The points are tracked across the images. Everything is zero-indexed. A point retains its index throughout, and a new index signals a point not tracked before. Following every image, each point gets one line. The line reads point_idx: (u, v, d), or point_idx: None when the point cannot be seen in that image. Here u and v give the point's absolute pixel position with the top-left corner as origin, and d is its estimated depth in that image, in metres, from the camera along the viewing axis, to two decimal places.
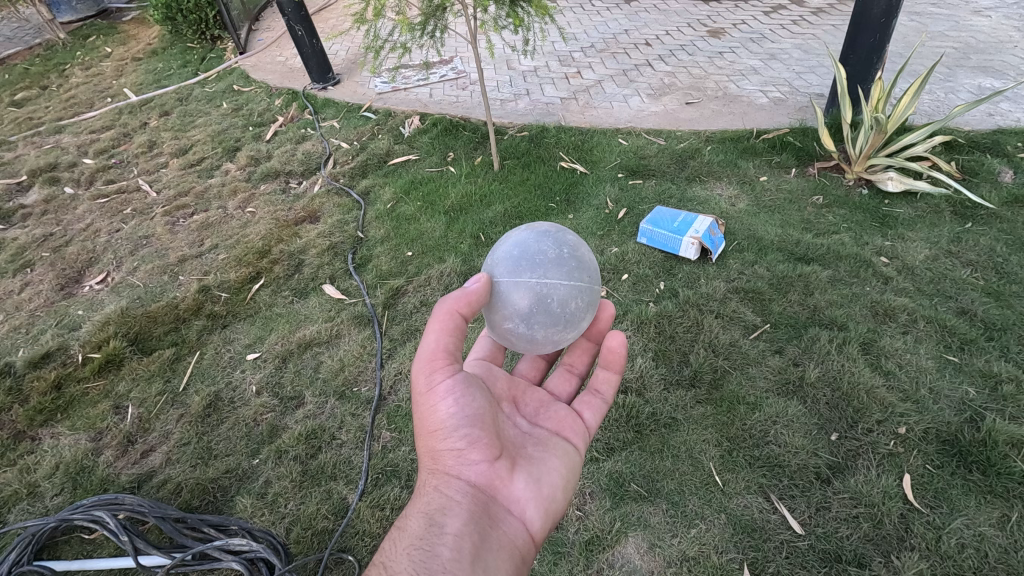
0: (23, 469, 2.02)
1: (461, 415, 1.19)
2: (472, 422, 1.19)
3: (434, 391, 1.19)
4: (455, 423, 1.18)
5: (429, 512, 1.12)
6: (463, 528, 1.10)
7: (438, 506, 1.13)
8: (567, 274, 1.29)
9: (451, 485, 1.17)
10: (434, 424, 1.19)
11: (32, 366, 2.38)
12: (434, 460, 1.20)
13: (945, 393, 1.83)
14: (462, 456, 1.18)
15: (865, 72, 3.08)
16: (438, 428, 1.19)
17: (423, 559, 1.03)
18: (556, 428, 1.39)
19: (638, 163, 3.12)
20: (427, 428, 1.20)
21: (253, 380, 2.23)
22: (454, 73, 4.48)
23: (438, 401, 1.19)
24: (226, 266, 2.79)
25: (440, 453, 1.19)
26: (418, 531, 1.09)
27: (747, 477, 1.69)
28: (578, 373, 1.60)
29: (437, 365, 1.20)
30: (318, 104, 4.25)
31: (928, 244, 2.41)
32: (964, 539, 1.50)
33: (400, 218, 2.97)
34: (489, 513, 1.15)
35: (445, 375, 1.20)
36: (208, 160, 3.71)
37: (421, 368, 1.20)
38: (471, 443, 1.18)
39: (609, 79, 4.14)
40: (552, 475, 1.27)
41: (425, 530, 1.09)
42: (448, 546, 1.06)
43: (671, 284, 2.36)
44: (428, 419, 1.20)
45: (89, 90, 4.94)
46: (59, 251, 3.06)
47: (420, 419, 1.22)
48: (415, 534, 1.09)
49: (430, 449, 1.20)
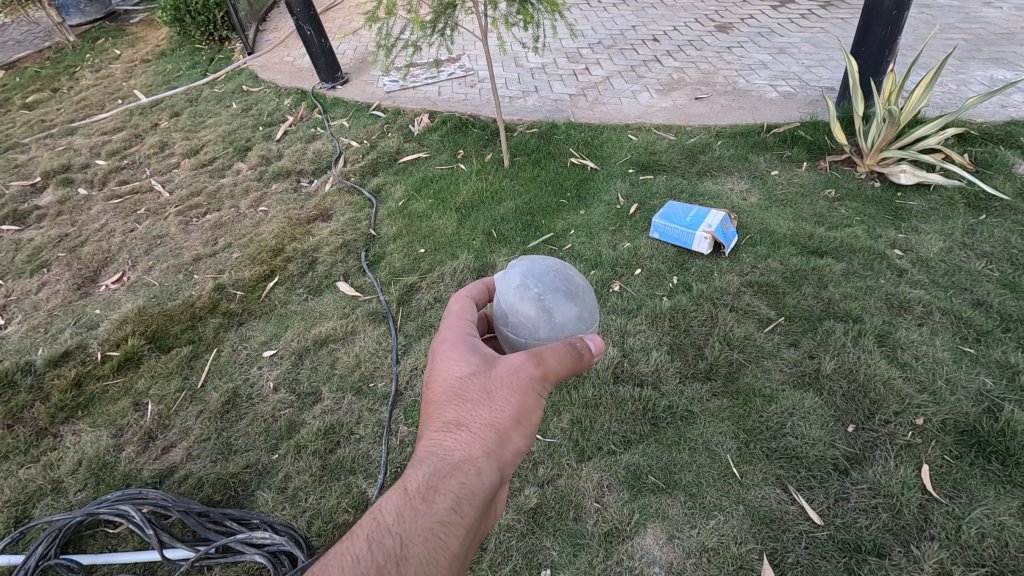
0: (46, 465, 2.04)
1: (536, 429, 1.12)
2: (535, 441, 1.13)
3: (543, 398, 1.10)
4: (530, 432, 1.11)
5: (461, 495, 0.98)
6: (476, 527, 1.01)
7: (472, 494, 1.00)
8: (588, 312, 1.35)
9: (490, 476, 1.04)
10: (522, 417, 1.08)
11: (52, 364, 2.42)
12: (495, 444, 1.06)
13: (962, 384, 1.83)
14: (513, 459, 1.09)
15: (877, 65, 3.07)
16: (521, 424, 1.08)
17: (440, 550, 0.92)
18: None
19: (649, 159, 3.12)
20: (511, 414, 1.07)
21: (270, 376, 2.26)
22: (463, 72, 4.50)
23: (539, 406, 1.10)
24: (240, 265, 2.81)
25: (505, 443, 1.07)
26: (444, 509, 0.96)
27: (764, 469, 1.69)
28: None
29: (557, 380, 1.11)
30: (328, 104, 4.27)
31: (942, 236, 2.41)
32: (984, 529, 1.50)
33: (412, 216, 2.98)
34: (490, 517, 1.06)
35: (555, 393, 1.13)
36: (219, 161, 3.74)
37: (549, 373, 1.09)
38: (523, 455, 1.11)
39: (617, 75, 4.14)
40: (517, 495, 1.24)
41: (449, 516, 0.96)
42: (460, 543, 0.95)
43: (684, 278, 2.37)
44: (517, 407, 1.08)
45: (99, 92, 4.98)
46: (74, 251, 3.09)
47: (511, 399, 1.08)
48: (440, 515, 0.95)
49: (500, 433, 1.06)
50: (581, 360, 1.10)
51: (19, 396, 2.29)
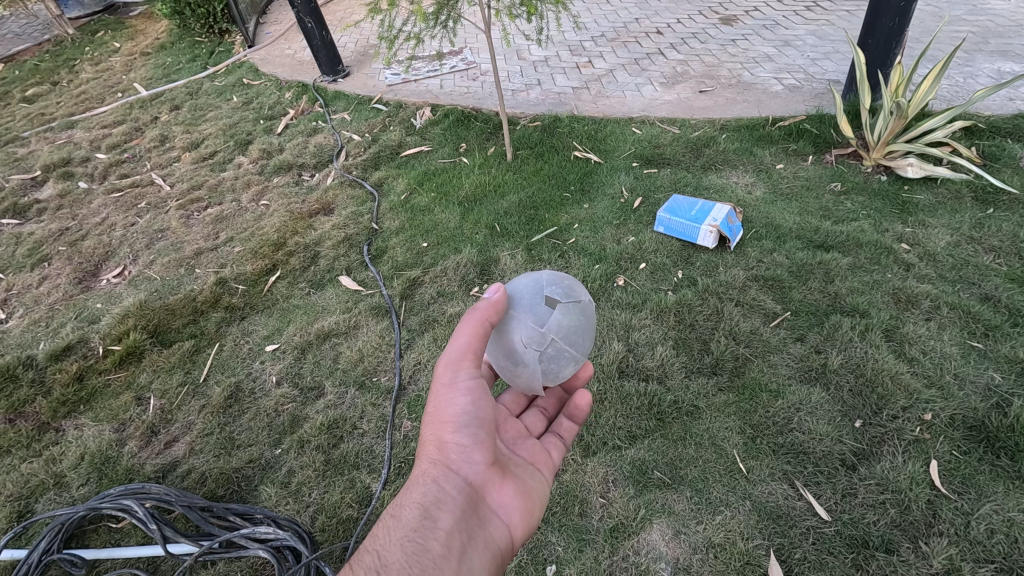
0: (49, 460, 2.04)
1: (471, 414, 1.26)
2: (481, 424, 1.26)
3: (456, 387, 1.27)
4: (466, 420, 1.25)
5: (424, 503, 1.15)
6: (454, 524, 1.15)
7: (434, 498, 1.16)
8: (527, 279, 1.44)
9: (447, 478, 1.20)
10: (446, 415, 1.24)
11: (53, 359, 2.40)
12: (437, 450, 1.23)
13: (970, 378, 1.82)
14: (465, 453, 1.23)
15: (884, 57, 3.04)
16: (450, 420, 1.24)
17: (415, 551, 1.07)
18: (531, 459, 1.44)
19: (653, 153, 3.10)
20: (443, 419, 1.25)
21: (272, 371, 2.25)
22: (465, 64, 4.47)
23: (458, 396, 1.26)
24: (242, 259, 2.80)
25: (444, 445, 1.23)
26: (412, 519, 1.13)
27: (771, 464, 1.68)
28: (549, 417, 1.64)
29: (463, 363, 1.27)
30: (329, 97, 4.24)
31: (950, 230, 2.39)
32: (993, 525, 1.49)
33: (415, 210, 2.97)
34: (477, 514, 1.19)
35: (467, 373, 1.27)
36: (220, 154, 3.72)
37: (448, 363, 1.28)
38: (475, 444, 1.24)
39: (621, 68, 4.11)
40: (534, 494, 1.33)
41: (419, 522, 1.12)
42: (440, 541, 1.11)
43: (689, 272, 2.35)
44: (443, 411, 1.25)
45: (99, 86, 4.95)
46: (75, 245, 3.08)
47: (435, 409, 1.26)
48: (410, 524, 1.12)
49: (436, 438, 1.23)
50: (478, 311, 1.29)
51: (21, 390, 2.28)
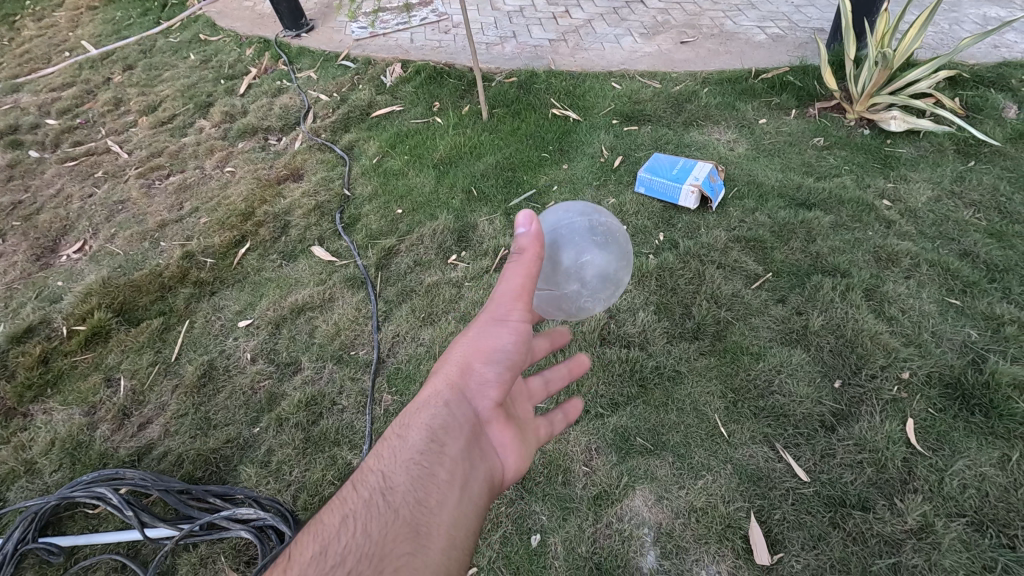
0: (18, 447, 1.97)
1: (506, 352, 1.20)
2: (512, 364, 1.21)
3: (501, 321, 1.21)
4: (499, 356, 1.19)
5: (434, 426, 1.10)
6: (460, 455, 1.10)
7: (447, 425, 1.11)
8: (611, 281, 1.37)
9: (464, 408, 1.15)
10: (482, 344, 1.18)
11: (14, 341, 2.30)
12: (459, 376, 1.17)
13: (947, 336, 1.83)
14: (484, 386, 1.18)
15: (871, 4, 2.93)
16: (483, 350, 1.19)
17: (422, 477, 1.03)
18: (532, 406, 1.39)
19: (633, 109, 3.00)
20: (476, 349, 1.18)
21: (246, 348, 2.18)
22: (436, 16, 4.24)
23: (498, 330, 1.20)
24: (210, 230, 2.68)
25: (469, 372, 1.17)
26: (422, 442, 1.07)
27: (752, 428, 1.69)
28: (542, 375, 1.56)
29: (516, 303, 1.20)
30: (292, 53, 4.01)
31: (930, 184, 2.37)
32: (965, 480, 1.52)
33: (388, 174, 2.85)
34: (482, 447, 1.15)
35: (519, 314, 1.21)
36: (179, 118, 3.52)
37: (501, 294, 1.20)
38: (498, 381, 1.19)
39: (599, 18, 3.94)
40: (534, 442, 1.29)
41: (426, 446, 1.07)
42: (446, 470, 1.06)
43: (671, 234, 2.31)
44: (479, 340, 1.18)
45: (44, 44, 4.61)
46: (30, 219, 2.91)
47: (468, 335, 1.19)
48: (418, 447, 1.07)
49: (463, 365, 1.17)
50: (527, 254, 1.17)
51: None
